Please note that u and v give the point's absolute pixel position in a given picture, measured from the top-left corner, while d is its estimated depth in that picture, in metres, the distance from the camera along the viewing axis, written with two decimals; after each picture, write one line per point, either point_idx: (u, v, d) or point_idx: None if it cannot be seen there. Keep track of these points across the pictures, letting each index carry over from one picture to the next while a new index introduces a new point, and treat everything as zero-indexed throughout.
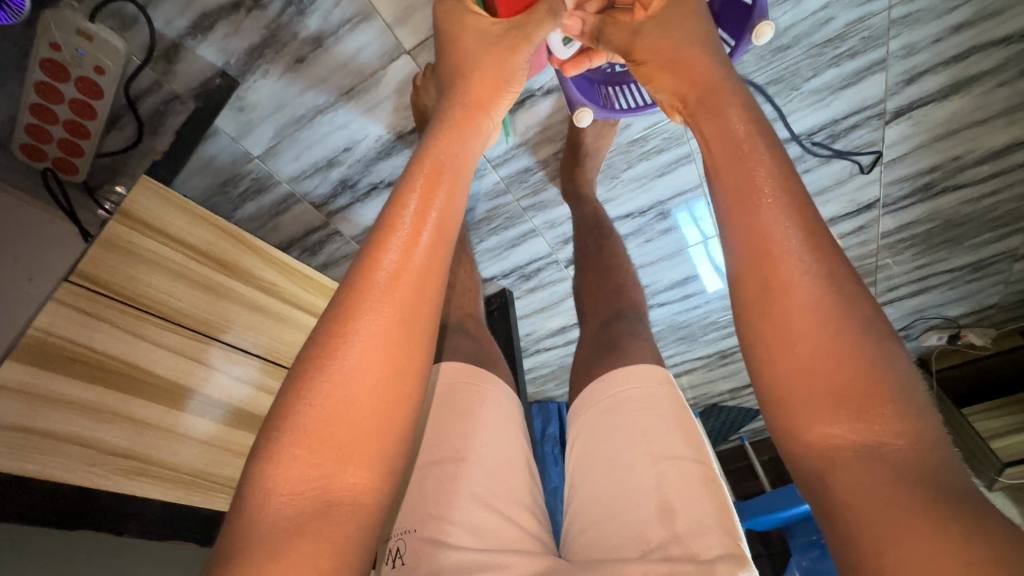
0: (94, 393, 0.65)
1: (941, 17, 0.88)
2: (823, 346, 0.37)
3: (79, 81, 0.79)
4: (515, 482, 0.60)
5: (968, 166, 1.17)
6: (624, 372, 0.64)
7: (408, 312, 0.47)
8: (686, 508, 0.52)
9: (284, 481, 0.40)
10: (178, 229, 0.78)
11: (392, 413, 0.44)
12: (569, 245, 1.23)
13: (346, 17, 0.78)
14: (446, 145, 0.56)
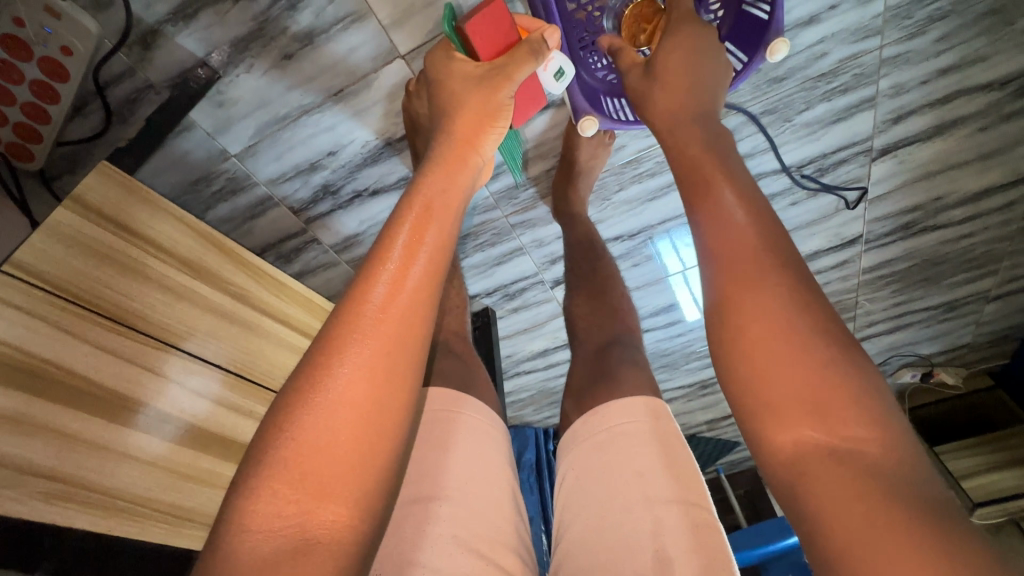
0: (16, 399, 0.57)
1: (929, 60, 0.90)
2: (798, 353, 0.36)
3: (42, 60, 0.73)
4: (501, 522, 0.55)
5: (947, 208, 1.19)
6: (619, 406, 0.59)
7: (397, 338, 0.43)
8: (686, 559, 0.48)
9: (259, 517, 0.36)
10: (140, 224, 0.72)
11: (377, 449, 0.40)
12: (555, 265, 1.20)
13: (340, 15, 0.75)
14: (435, 182, 0.53)
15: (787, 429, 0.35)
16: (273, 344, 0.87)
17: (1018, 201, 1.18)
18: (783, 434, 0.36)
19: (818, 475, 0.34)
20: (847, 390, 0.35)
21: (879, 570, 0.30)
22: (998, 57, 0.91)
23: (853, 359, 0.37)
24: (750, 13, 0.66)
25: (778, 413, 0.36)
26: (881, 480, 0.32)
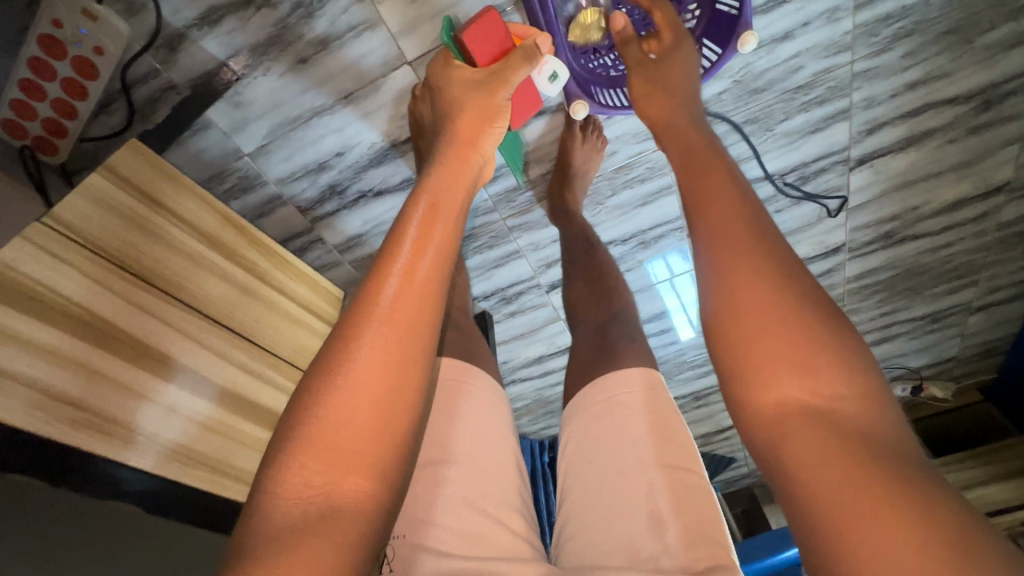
0: (49, 332, 0.60)
1: (897, 74, 0.97)
2: (772, 307, 0.41)
3: (75, 60, 0.79)
4: (505, 486, 0.56)
5: (924, 218, 1.24)
6: (617, 378, 0.59)
7: (408, 327, 0.47)
8: (677, 516, 0.49)
9: (289, 487, 0.41)
10: (162, 193, 0.75)
11: (392, 427, 0.45)
12: (551, 269, 1.24)
13: (353, 24, 0.82)
14: (439, 181, 0.58)
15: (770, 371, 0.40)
16: (277, 318, 0.89)
17: (991, 212, 1.25)
18: (768, 395, 0.40)
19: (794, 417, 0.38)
20: (806, 335, 0.40)
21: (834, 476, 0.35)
22: (960, 72, 0.98)
23: (813, 308, 0.41)
24: (723, 12, 0.73)
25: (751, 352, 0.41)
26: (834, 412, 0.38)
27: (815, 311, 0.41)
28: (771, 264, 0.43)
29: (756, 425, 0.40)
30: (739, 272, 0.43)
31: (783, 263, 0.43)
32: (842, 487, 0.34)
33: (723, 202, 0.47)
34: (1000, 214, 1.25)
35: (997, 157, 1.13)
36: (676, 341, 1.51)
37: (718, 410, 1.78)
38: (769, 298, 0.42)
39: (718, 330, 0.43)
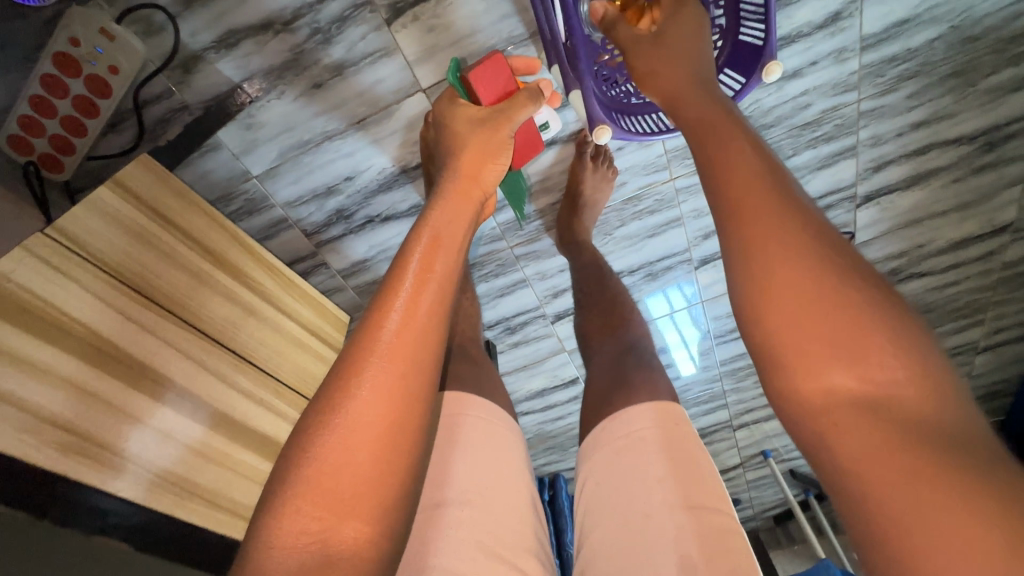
0: (43, 348, 0.56)
1: (902, 114, 0.99)
2: (807, 295, 0.34)
3: (89, 78, 0.79)
4: (521, 528, 0.53)
5: (932, 255, 1.24)
6: (637, 413, 0.55)
7: (411, 360, 0.45)
8: (711, 562, 0.46)
9: (285, 536, 0.38)
10: (163, 209, 0.74)
11: (394, 467, 0.42)
12: (557, 299, 1.22)
13: (369, 50, 0.82)
14: (441, 215, 0.56)
15: (812, 378, 0.32)
16: (271, 335, 0.86)
17: (996, 252, 1.25)
18: (811, 380, 0.32)
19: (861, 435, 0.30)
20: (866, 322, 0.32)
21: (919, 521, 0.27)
22: (963, 114, 1.00)
23: None
24: (746, 42, 0.73)
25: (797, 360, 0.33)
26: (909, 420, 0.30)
27: None
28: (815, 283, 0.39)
29: (811, 443, 0.33)
30: (785, 265, 0.35)
31: None
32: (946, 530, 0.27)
33: (742, 171, 0.39)
34: (1005, 253, 1.26)
35: (1001, 197, 1.14)
36: (677, 376, 1.47)
37: (723, 448, 1.73)
38: (813, 288, 0.34)
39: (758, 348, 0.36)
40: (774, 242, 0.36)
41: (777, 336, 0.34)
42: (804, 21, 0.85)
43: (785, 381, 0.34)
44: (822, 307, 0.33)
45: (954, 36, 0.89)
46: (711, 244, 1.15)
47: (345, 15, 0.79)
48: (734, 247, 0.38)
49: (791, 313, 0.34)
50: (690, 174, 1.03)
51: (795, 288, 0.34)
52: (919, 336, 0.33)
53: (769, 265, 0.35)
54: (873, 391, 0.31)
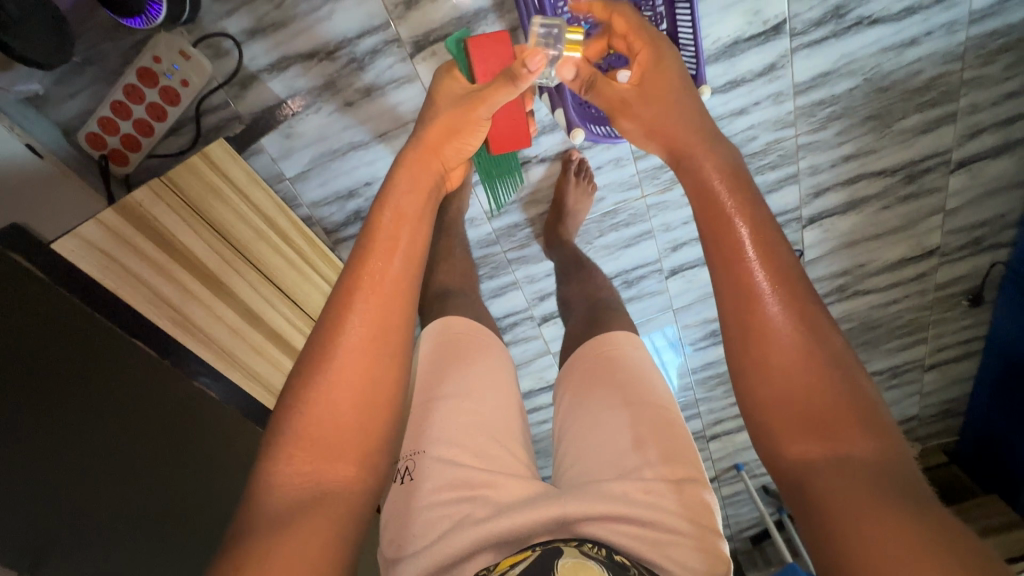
0: (161, 254, 0.74)
1: (834, 148, 1.19)
2: (796, 379, 0.50)
3: (162, 88, 0.97)
4: (507, 422, 0.76)
5: (872, 274, 1.42)
6: (606, 339, 0.79)
7: (379, 331, 0.60)
8: (655, 442, 0.67)
9: (284, 477, 0.54)
10: (240, 183, 0.92)
11: (372, 420, 0.59)
12: (544, 302, 1.37)
13: (395, 77, 1.02)
14: (399, 184, 0.68)
15: (792, 441, 0.50)
16: (314, 291, 1.01)
17: (928, 273, 1.43)
18: (794, 446, 0.50)
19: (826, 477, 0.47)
20: (833, 399, 0.49)
21: (860, 523, 0.44)
22: (884, 151, 1.21)
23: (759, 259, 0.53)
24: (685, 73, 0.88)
25: (781, 420, 0.51)
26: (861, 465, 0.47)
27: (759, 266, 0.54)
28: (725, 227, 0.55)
29: (792, 479, 0.50)
30: (790, 360, 0.51)
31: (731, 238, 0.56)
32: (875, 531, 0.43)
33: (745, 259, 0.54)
34: (937, 275, 1.44)
35: (925, 223, 1.34)
36: None
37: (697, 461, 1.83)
38: (808, 374, 0.50)
39: (761, 414, 0.52)
40: (778, 339, 0.52)
41: (769, 411, 0.51)
42: (747, 68, 1.07)
43: (775, 437, 0.51)
44: (807, 390, 0.50)
45: (868, 85, 1.11)
46: (679, 256, 1.32)
47: (377, 49, 0.99)
48: (731, 307, 0.54)
49: (781, 387, 0.51)
50: (659, 192, 1.21)
51: (785, 372, 0.50)
52: None
53: (773, 353, 0.51)
54: (829, 447, 0.48)
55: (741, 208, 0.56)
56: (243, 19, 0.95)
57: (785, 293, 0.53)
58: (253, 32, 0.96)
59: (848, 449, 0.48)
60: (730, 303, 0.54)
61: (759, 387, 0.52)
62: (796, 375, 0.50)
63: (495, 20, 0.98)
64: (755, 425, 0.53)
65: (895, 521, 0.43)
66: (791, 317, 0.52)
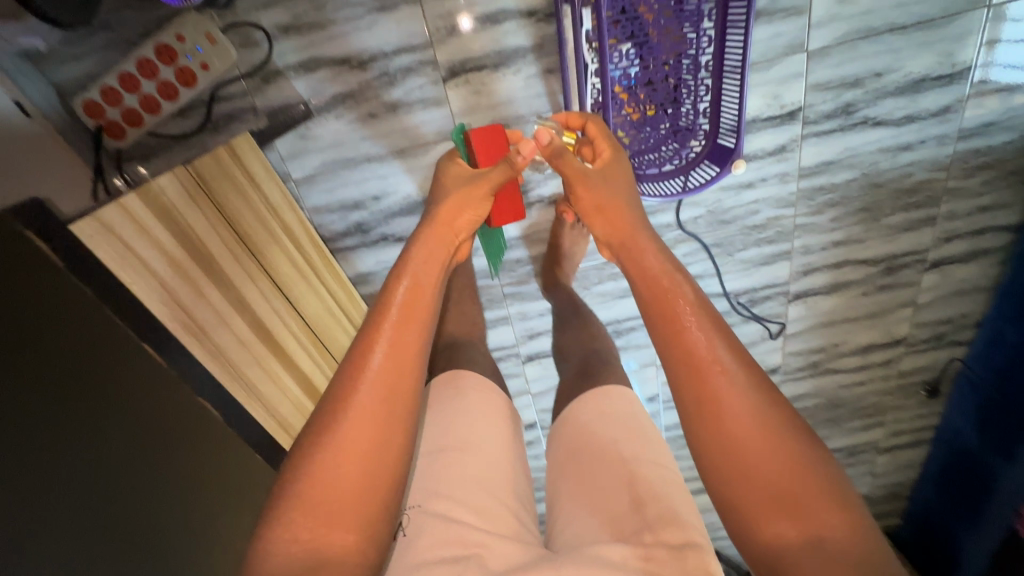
0: (179, 247, 0.70)
1: (827, 232, 1.26)
2: (764, 464, 0.52)
3: (179, 67, 0.91)
4: (503, 475, 0.72)
5: (845, 354, 1.48)
6: (597, 395, 0.78)
7: (390, 390, 0.56)
8: (656, 501, 0.63)
9: (282, 544, 0.50)
10: (257, 173, 0.88)
11: (375, 484, 0.53)
12: (532, 341, 1.35)
13: (424, 98, 1.01)
14: (425, 249, 0.68)
15: (765, 524, 0.51)
16: (320, 303, 0.98)
17: (894, 360, 1.50)
18: (767, 531, 0.51)
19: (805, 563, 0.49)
20: (804, 480, 0.51)
21: None
22: (871, 242, 1.29)
23: (730, 344, 0.58)
24: (722, 143, 0.90)
25: (749, 500, 0.52)
26: (835, 549, 0.49)
27: (733, 345, 0.58)
28: (698, 312, 0.59)
29: (766, 561, 0.51)
30: (755, 448, 0.53)
31: (712, 315, 0.60)
32: None
33: (715, 347, 0.57)
34: (901, 363, 1.52)
35: (897, 314, 1.41)
36: None
37: None
38: (780, 460, 0.52)
39: (730, 497, 0.54)
40: (748, 429, 0.53)
41: (740, 498, 0.53)
42: (759, 146, 1.12)
43: (744, 520, 0.53)
44: (772, 472, 0.52)
45: (865, 179, 1.19)
46: None
47: (411, 68, 0.98)
48: (692, 393, 0.56)
49: (752, 473, 0.52)
50: None
51: (747, 462, 0.53)
52: (747, 362, 0.57)
53: (739, 442, 0.53)
54: (803, 532, 0.50)
55: (692, 306, 0.59)
56: (280, 14, 0.92)
57: (749, 385, 0.55)
58: (287, 29, 0.93)
59: (817, 532, 0.50)
60: (685, 387, 0.57)
61: (729, 469, 0.53)
62: (761, 460, 0.52)
63: (533, 61, 0.99)
64: (723, 513, 0.55)
65: None
66: (747, 404, 0.54)
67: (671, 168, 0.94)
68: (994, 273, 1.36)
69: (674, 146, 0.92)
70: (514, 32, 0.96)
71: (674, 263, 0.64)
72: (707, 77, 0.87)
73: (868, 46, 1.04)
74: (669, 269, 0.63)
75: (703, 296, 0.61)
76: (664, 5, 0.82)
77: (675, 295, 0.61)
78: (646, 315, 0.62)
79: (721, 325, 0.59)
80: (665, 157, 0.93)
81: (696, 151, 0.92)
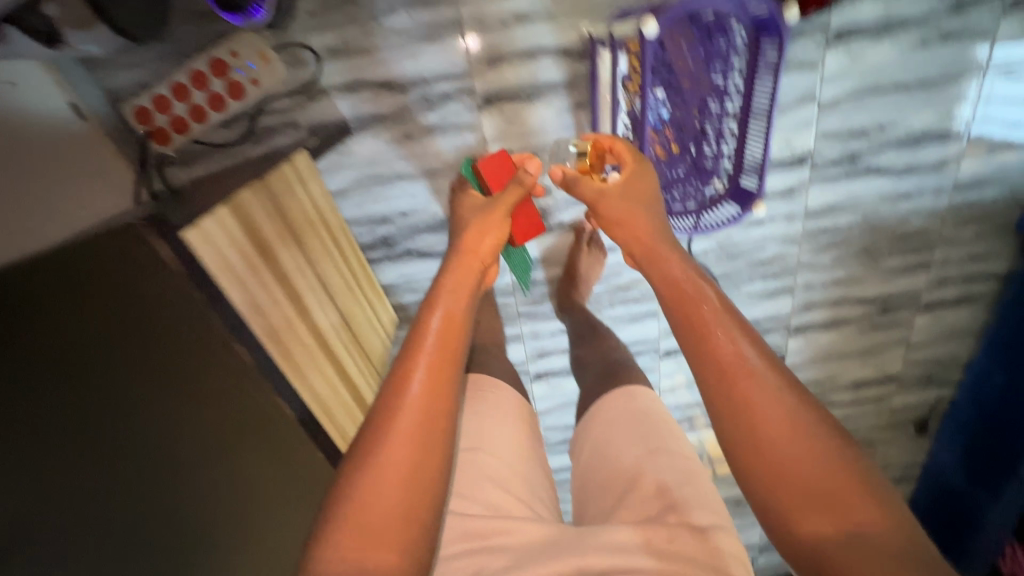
0: (260, 259, 0.75)
1: (828, 270, 1.32)
2: (797, 465, 0.53)
3: (229, 81, 0.96)
4: (522, 473, 0.80)
5: (840, 388, 1.53)
6: (614, 395, 0.87)
7: (427, 414, 0.59)
8: (679, 487, 0.69)
9: (328, 565, 0.51)
10: (311, 185, 0.95)
11: (415, 503, 0.55)
12: (542, 360, 1.38)
13: (458, 123, 1.06)
14: (455, 280, 0.72)
15: (804, 524, 0.52)
16: (364, 315, 1.05)
17: (886, 396, 1.56)
18: (806, 530, 0.51)
19: (847, 558, 0.49)
20: (839, 475, 0.52)
21: None
22: (869, 282, 1.35)
23: (758, 352, 0.60)
24: (744, 185, 0.97)
25: (786, 501, 0.53)
26: (877, 541, 0.49)
27: (759, 353, 0.59)
28: (723, 321, 0.62)
29: (807, 565, 0.51)
30: (787, 449, 0.54)
31: (737, 324, 0.62)
32: None
33: (743, 356, 0.59)
34: (892, 399, 1.57)
35: (890, 352, 1.48)
36: None
37: None
38: (813, 459, 0.53)
39: (768, 501, 0.54)
40: (779, 430, 0.55)
41: (777, 499, 0.53)
42: (769, 186, 1.19)
43: (784, 521, 0.53)
44: (803, 471, 0.53)
45: (865, 223, 1.26)
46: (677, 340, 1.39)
47: (449, 94, 1.03)
48: (721, 403, 0.58)
49: (786, 474, 0.53)
50: None
51: (780, 464, 0.54)
52: (775, 371, 0.59)
53: (771, 445, 0.55)
54: (842, 528, 0.50)
55: (716, 313, 0.62)
56: (329, 37, 0.97)
57: (776, 389, 0.57)
58: (335, 51, 0.99)
59: (857, 528, 0.50)
60: (715, 398, 0.58)
61: (762, 471, 0.55)
62: (793, 458, 0.54)
63: (564, 96, 1.05)
64: (763, 521, 0.55)
65: None
66: (777, 404, 0.56)
67: (695, 205, 1.00)
68: (982, 318, 1.43)
69: (699, 185, 0.99)
70: (548, 68, 1.02)
71: (696, 270, 0.68)
72: (734, 123, 0.93)
73: (875, 100, 1.11)
74: (695, 281, 0.66)
75: (727, 306, 0.64)
76: (698, 56, 0.87)
77: (702, 308, 0.63)
78: (674, 329, 0.65)
79: (746, 333, 0.61)
80: (689, 194, 1.00)
81: (718, 190, 0.99)
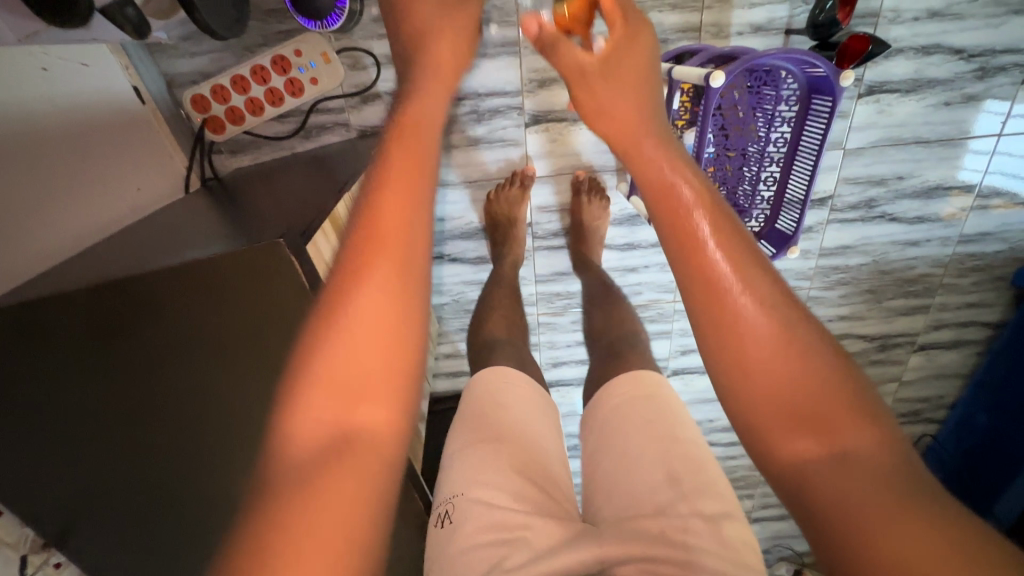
0: None
1: (834, 305, 1.39)
2: (791, 385, 0.49)
3: (289, 78, 0.99)
4: (550, 464, 0.80)
5: None
6: (629, 377, 0.85)
7: (399, 272, 0.52)
8: (687, 475, 0.71)
9: (303, 424, 0.46)
10: None
11: (395, 364, 0.50)
12: (555, 368, 1.43)
13: (504, 138, 1.10)
14: (412, 119, 0.60)
15: (786, 445, 0.48)
16: None
17: None
18: (786, 451, 0.48)
19: (830, 479, 0.46)
20: (831, 395, 0.48)
21: (866, 511, 0.43)
22: (871, 320, 1.42)
23: (745, 259, 0.53)
24: (779, 227, 1.03)
25: (769, 421, 0.49)
26: (862, 460, 0.45)
27: (749, 258, 0.53)
28: (715, 223, 0.54)
29: (788, 484, 0.48)
30: (779, 374, 0.49)
31: (725, 228, 0.54)
32: (877, 522, 0.43)
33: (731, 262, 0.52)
34: None
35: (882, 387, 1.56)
36: None
37: None
38: (803, 382, 0.49)
39: (753, 423, 0.50)
40: (767, 349, 0.50)
41: (758, 420, 0.50)
42: None
43: (767, 444, 0.49)
44: (790, 392, 0.49)
45: (874, 265, 1.33)
46: (686, 360, 1.44)
47: (500, 110, 1.07)
48: (706, 324, 0.52)
49: (769, 396, 0.49)
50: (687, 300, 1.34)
51: (769, 386, 0.50)
52: (762, 281, 0.52)
53: (758, 371, 0.50)
54: (830, 447, 0.47)
55: (711, 220, 0.54)
56: None
57: (762, 301, 0.51)
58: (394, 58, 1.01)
59: (848, 447, 0.46)
60: (701, 314, 0.52)
61: (743, 388, 0.50)
62: (777, 377, 0.49)
63: None
64: (744, 441, 0.52)
65: (907, 517, 0.42)
66: (764, 324, 0.51)
67: None
68: (972, 362, 1.51)
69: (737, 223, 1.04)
70: None
71: (680, 160, 0.59)
72: (776, 169, 0.99)
73: (897, 152, 1.18)
74: (686, 174, 0.58)
75: (715, 203, 0.56)
76: (747, 105, 0.92)
77: (691, 210, 0.55)
78: (655, 225, 0.57)
79: (732, 235, 0.54)
80: None
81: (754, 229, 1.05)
